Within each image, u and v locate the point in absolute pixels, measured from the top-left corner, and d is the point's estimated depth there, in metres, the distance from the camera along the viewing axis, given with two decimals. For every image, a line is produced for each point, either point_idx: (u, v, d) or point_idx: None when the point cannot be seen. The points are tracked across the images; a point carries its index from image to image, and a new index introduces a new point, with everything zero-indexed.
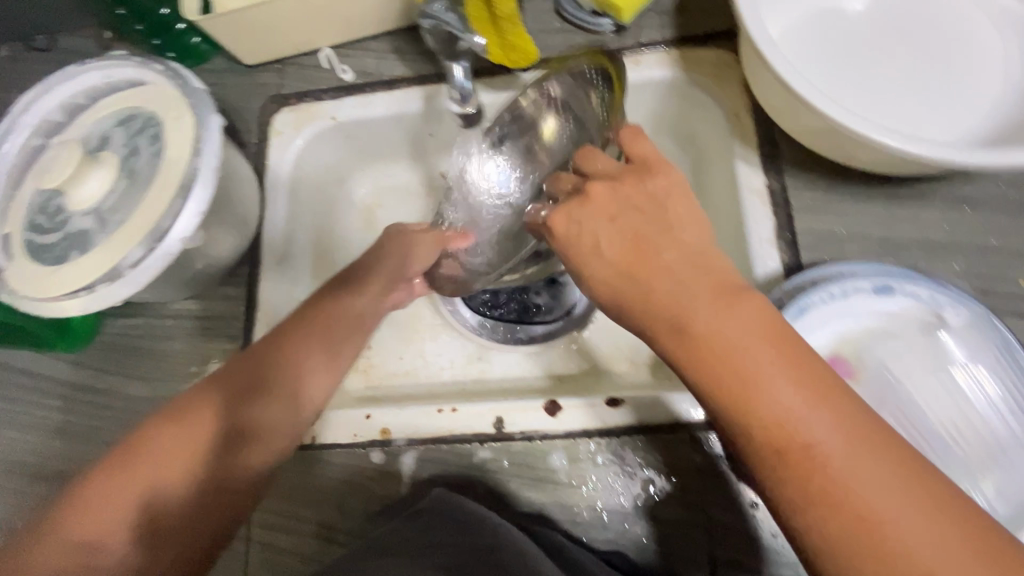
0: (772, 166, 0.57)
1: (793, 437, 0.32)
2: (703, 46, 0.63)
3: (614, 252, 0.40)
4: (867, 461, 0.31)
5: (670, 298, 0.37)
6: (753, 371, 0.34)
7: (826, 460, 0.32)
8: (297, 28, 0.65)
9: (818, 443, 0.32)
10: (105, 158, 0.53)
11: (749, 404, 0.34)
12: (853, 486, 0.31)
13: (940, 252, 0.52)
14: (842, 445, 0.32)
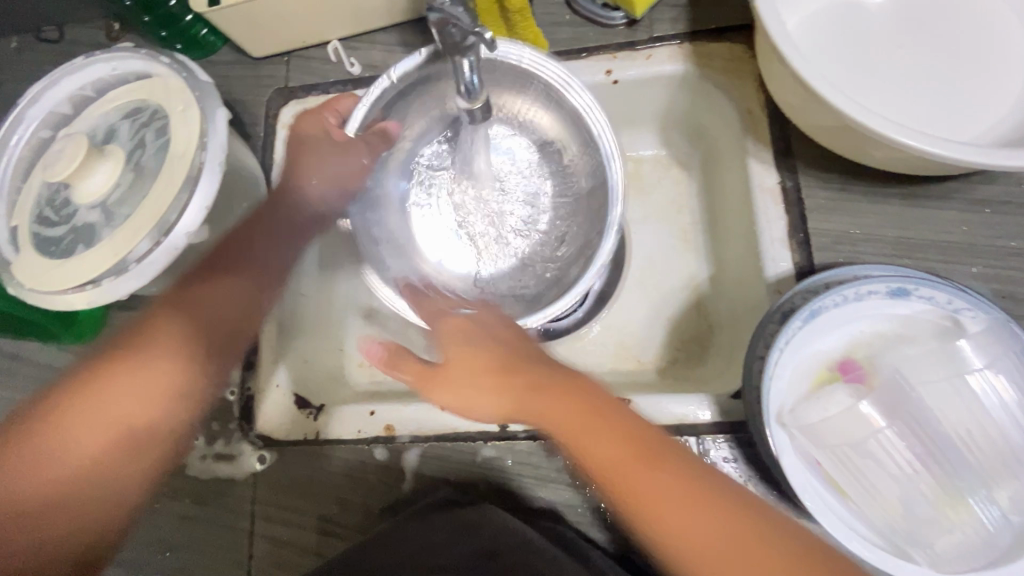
0: (785, 164, 0.56)
1: (633, 485, 0.41)
2: (717, 40, 0.61)
3: (466, 368, 0.48)
4: (679, 516, 0.39)
5: (534, 402, 0.46)
6: (597, 461, 0.43)
7: (652, 518, 0.40)
8: (304, 20, 0.65)
9: (646, 504, 0.41)
10: (112, 152, 0.53)
11: (630, 508, 0.41)
12: (687, 533, 0.39)
13: (958, 255, 0.51)
14: (705, 525, 0.39)
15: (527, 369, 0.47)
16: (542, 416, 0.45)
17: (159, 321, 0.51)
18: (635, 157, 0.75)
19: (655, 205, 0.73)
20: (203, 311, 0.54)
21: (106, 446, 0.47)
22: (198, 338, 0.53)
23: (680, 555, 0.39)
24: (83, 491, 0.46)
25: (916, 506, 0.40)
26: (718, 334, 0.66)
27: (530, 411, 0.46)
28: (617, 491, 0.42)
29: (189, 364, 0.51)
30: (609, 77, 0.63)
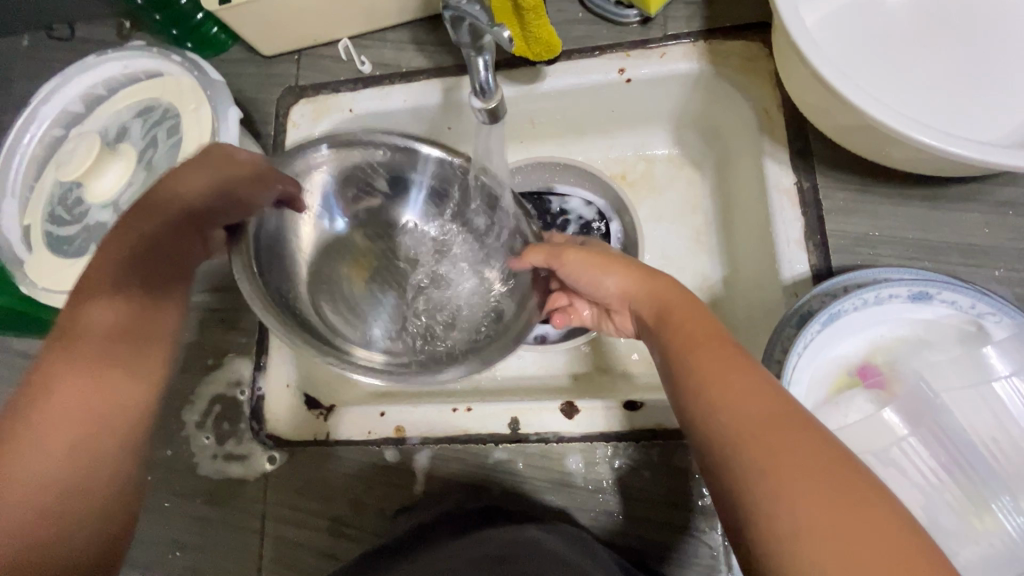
0: (802, 165, 0.55)
1: (748, 426, 0.33)
2: (733, 38, 0.60)
3: (644, 290, 0.46)
4: (819, 490, 0.30)
5: (696, 332, 0.40)
6: (720, 391, 0.36)
7: (778, 470, 0.31)
8: (315, 18, 0.64)
9: (751, 444, 0.33)
10: (123, 151, 0.53)
11: (708, 411, 0.35)
12: (793, 499, 0.30)
13: (981, 258, 0.50)
14: (820, 493, 0.30)
15: (682, 302, 0.43)
16: (679, 317, 0.42)
17: (100, 293, 0.44)
18: (647, 157, 0.74)
19: (668, 205, 0.73)
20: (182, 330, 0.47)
21: (83, 425, 0.38)
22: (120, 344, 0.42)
23: (760, 489, 0.31)
24: (67, 471, 0.37)
25: (940, 517, 0.38)
26: (732, 336, 0.65)
27: (672, 343, 0.41)
28: (700, 398, 0.36)
29: (156, 358, 0.44)
30: (623, 75, 0.63)
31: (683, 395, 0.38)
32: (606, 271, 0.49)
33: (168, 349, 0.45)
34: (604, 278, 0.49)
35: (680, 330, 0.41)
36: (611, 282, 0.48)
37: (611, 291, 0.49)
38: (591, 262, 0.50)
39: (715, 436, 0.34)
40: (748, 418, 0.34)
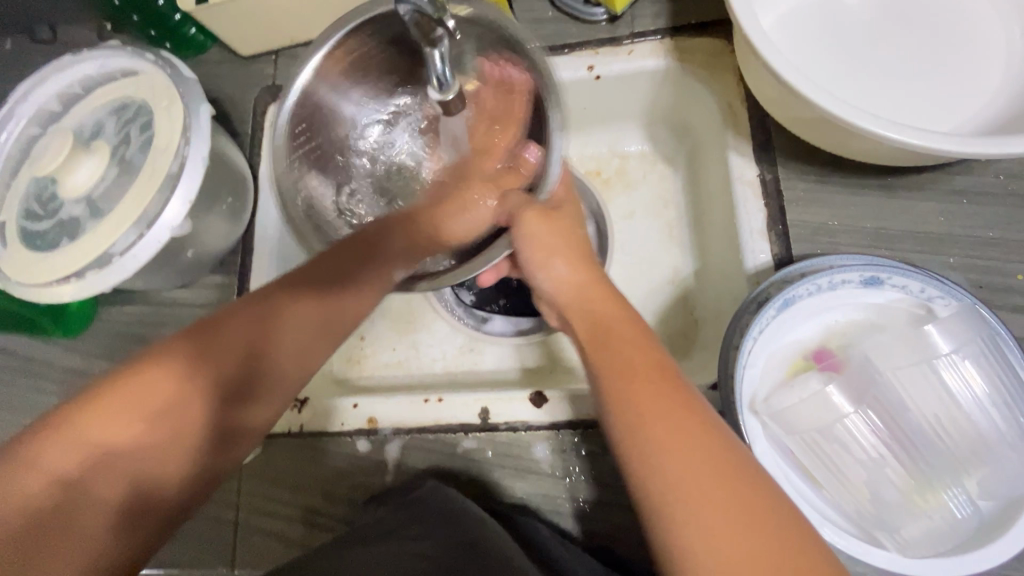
0: (764, 157, 0.56)
1: (655, 433, 0.32)
2: (698, 35, 0.62)
3: (578, 294, 0.44)
4: (715, 503, 0.29)
5: (624, 346, 0.38)
6: (637, 399, 0.34)
7: (676, 482, 0.30)
8: (290, 19, 0.65)
9: (658, 447, 0.31)
10: (97, 147, 0.54)
11: (623, 418, 0.34)
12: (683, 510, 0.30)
13: (936, 245, 0.51)
14: (719, 514, 0.29)
15: (610, 308, 0.42)
16: (605, 331, 0.40)
17: (252, 309, 0.41)
18: (621, 153, 0.75)
19: (641, 201, 0.74)
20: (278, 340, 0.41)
21: (148, 437, 0.35)
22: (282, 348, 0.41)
23: (658, 494, 0.31)
24: (121, 464, 0.34)
25: (885, 493, 0.39)
26: (703, 328, 0.66)
27: (612, 341, 0.39)
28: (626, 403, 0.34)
29: (204, 400, 0.38)
30: (592, 72, 0.64)
31: (618, 389, 0.35)
32: (551, 258, 0.47)
33: (313, 360, 0.43)
34: (551, 265, 0.47)
35: (610, 325, 0.40)
36: (560, 268, 0.46)
37: (553, 279, 0.46)
38: (547, 238, 0.47)
39: (633, 440, 0.33)
40: (660, 418, 0.32)
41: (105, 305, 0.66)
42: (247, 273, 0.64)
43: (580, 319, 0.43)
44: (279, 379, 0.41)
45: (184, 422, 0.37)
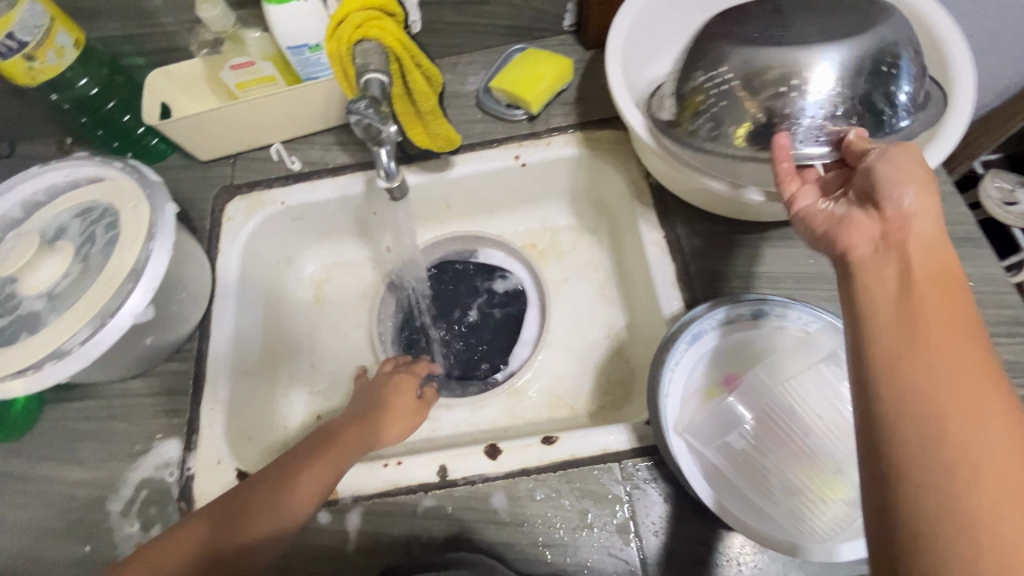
0: (666, 222, 0.67)
1: (943, 381, 0.33)
2: (603, 128, 0.75)
3: (921, 223, 0.40)
4: (968, 436, 0.31)
5: (966, 369, 0.34)
6: (936, 342, 0.35)
7: (959, 428, 0.32)
8: (248, 128, 0.74)
9: (943, 392, 0.33)
10: (61, 246, 0.57)
11: (952, 447, 0.31)
12: (977, 451, 0.31)
13: (810, 283, 0.62)
14: (994, 453, 0.31)
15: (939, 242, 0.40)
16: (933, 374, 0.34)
17: (289, 463, 0.54)
18: (552, 227, 0.86)
19: (574, 267, 0.84)
20: (290, 487, 0.52)
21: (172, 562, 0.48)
22: (256, 509, 0.51)
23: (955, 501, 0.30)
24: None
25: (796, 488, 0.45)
26: (638, 375, 0.73)
27: (927, 336, 0.35)
28: (914, 364, 0.34)
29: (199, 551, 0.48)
30: (517, 160, 0.75)
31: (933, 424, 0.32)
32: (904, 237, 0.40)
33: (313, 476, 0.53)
34: (922, 258, 0.39)
35: (929, 319, 0.36)
36: (911, 198, 0.41)
37: (904, 208, 0.41)
38: (930, 217, 0.40)
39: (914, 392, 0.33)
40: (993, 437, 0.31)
41: (53, 403, 0.65)
42: (204, 358, 0.66)
43: (884, 255, 0.40)
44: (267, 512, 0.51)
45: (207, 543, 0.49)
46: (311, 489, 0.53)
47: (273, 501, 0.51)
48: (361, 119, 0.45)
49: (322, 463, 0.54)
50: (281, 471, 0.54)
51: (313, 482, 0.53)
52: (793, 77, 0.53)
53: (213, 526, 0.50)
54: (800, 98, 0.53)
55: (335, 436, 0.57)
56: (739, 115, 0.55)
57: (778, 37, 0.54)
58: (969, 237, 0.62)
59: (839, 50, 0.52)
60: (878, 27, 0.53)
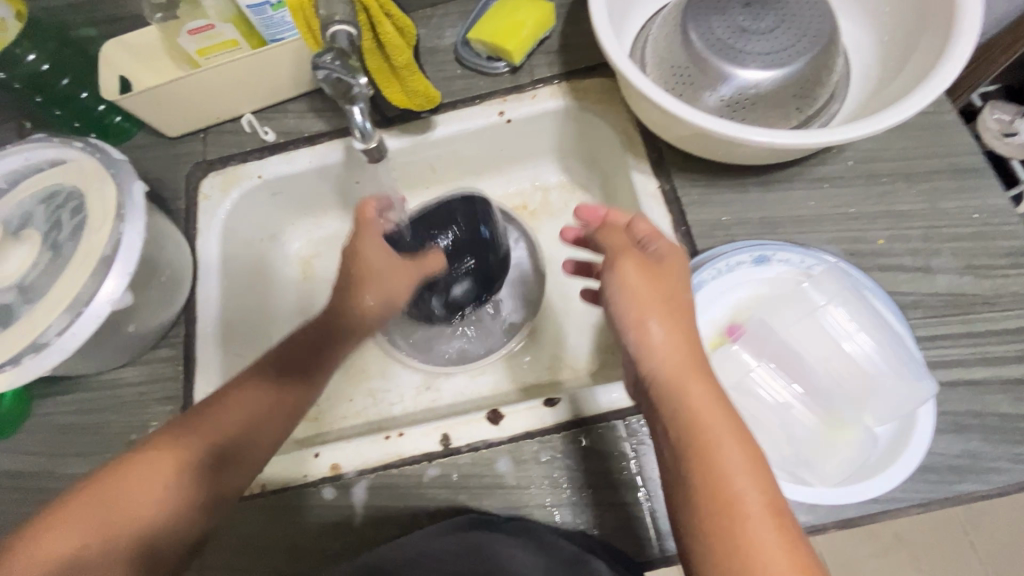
0: (660, 172, 0.64)
1: (716, 463, 0.38)
2: (589, 76, 0.71)
3: (666, 353, 0.43)
4: (746, 523, 0.36)
5: (714, 428, 0.39)
6: (701, 417, 0.40)
7: (748, 525, 0.36)
8: (215, 98, 0.70)
9: (717, 475, 0.37)
10: (27, 235, 0.54)
11: (723, 521, 0.36)
12: (761, 547, 0.35)
13: (811, 225, 0.59)
14: (763, 521, 0.36)
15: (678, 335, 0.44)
16: (703, 444, 0.39)
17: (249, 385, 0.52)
18: (542, 187, 0.83)
19: (567, 226, 0.81)
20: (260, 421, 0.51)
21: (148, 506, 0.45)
22: (237, 461, 0.50)
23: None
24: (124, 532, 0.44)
25: (800, 432, 0.45)
26: None
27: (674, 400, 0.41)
28: (695, 456, 0.39)
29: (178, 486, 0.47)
30: (502, 117, 0.71)
31: (718, 510, 0.37)
32: (643, 318, 0.44)
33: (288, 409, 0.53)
34: (667, 340, 0.43)
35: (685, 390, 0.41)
36: (656, 331, 0.44)
37: (616, 279, 0.46)
38: (652, 295, 0.45)
39: (707, 488, 0.37)
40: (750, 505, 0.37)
41: (41, 398, 0.63)
42: (192, 343, 0.64)
43: (646, 338, 0.44)
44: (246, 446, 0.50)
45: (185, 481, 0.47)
46: (271, 437, 0.52)
47: (248, 453, 0.50)
48: (332, 75, 0.42)
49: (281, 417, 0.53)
50: (238, 415, 0.50)
51: (273, 432, 0.52)
52: (734, 60, 0.58)
53: (191, 463, 0.47)
54: (731, 80, 0.59)
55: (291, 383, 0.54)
56: (695, 81, 0.61)
57: (744, 28, 0.58)
58: (975, 167, 0.60)
59: (787, 56, 0.58)
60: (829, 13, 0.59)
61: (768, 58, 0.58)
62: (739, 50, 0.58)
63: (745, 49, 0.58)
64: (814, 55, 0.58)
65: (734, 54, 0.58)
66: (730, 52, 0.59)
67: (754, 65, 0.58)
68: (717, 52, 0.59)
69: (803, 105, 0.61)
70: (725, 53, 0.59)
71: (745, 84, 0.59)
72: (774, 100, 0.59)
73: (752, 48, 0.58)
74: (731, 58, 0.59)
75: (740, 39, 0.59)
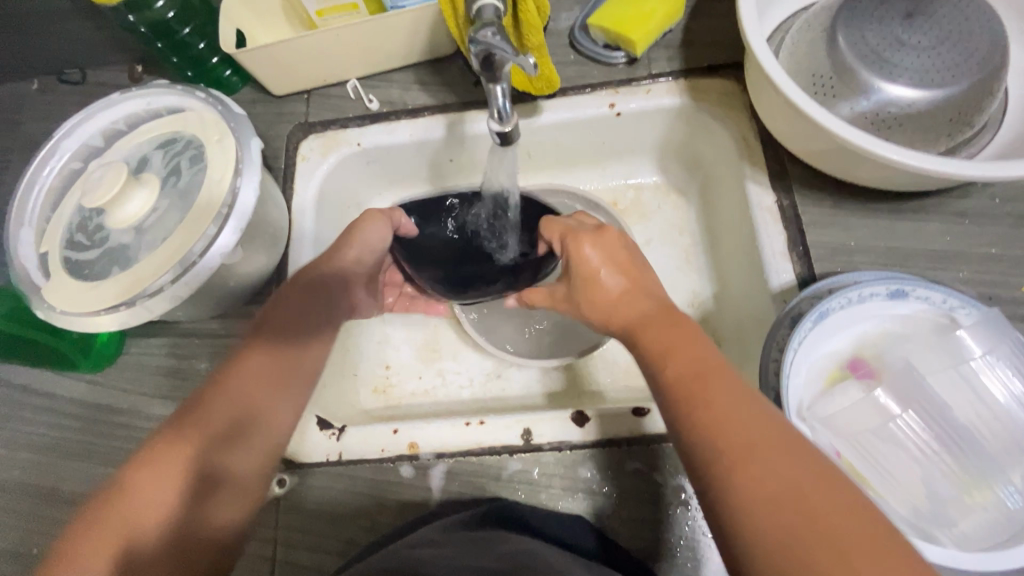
0: (781, 186, 0.60)
1: (737, 443, 0.36)
2: (710, 76, 0.67)
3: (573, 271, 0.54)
4: (809, 549, 0.32)
5: (673, 342, 0.44)
6: (663, 351, 0.43)
7: (783, 506, 0.33)
8: (326, 61, 0.69)
9: (733, 467, 0.35)
10: (147, 179, 0.55)
11: (699, 432, 0.38)
12: (772, 463, 0.35)
13: (946, 262, 0.55)
14: (789, 479, 0.34)
15: (687, 346, 0.43)
16: (642, 335, 0.46)
17: (251, 356, 0.52)
18: (636, 185, 0.80)
19: (656, 228, 0.78)
20: (260, 400, 0.50)
21: (157, 515, 0.44)
22: (251, 438, 0.49)
23: (738, 503, 0.34)
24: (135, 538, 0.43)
25: (938, 487, 0.42)
26: (725, 348, 0.69)
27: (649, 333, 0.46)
28: (664, 350, 0.43)
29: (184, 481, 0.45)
30: (612, 110, 0.68)
31: (690, 403, 0.39)
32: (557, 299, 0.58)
33: (296, 408, 0.53)
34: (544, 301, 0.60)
35: (635, 308, 0.49)
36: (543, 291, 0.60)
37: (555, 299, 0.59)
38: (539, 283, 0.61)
39: (749, 488, 0.34)
40: (732, 401, 0.38)
41: (135, 338, 0.65)
42: None
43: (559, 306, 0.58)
44: (264, 427, 0.50)
45: (184, 474, 0.45)
46: (283, 417, 0.51)
47: (249, 429, 0.49)
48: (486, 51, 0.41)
49: (269, 389, 0.51)
50: (275, 406, 0.51)
51: (290, 403, 0.52)
52: (884, 73, 0.54)
53: (190, 459, 0.46)
54: (877, 94, 0.55)
55: (244, 355, 0.52)
56: (836, 90, 0.57)
57: (902, 40, 0.54)
58: None
59: (945, 76, 0.53)
60: (996, 32, 0.54)
61: (924, 76, 0.53)
62: (892, 64, 0.54)
63: (899, 63, 0.54)
64: (975, 78, 0.53)
65: (885, 69, 0.54)
66: (882, 66, 0.54)
67: (908, 82, 0.53)
68: (867, 64, 0.54)
69: (956, 131, 0.56)
70: (875, 66, 0.54)
71: (891, 101, 0.54)
72: (925, 122, 0.55)
73: (907, 65, 0.53)
74: (881, 71, 0.54)
75: (898, 53, 0.54)
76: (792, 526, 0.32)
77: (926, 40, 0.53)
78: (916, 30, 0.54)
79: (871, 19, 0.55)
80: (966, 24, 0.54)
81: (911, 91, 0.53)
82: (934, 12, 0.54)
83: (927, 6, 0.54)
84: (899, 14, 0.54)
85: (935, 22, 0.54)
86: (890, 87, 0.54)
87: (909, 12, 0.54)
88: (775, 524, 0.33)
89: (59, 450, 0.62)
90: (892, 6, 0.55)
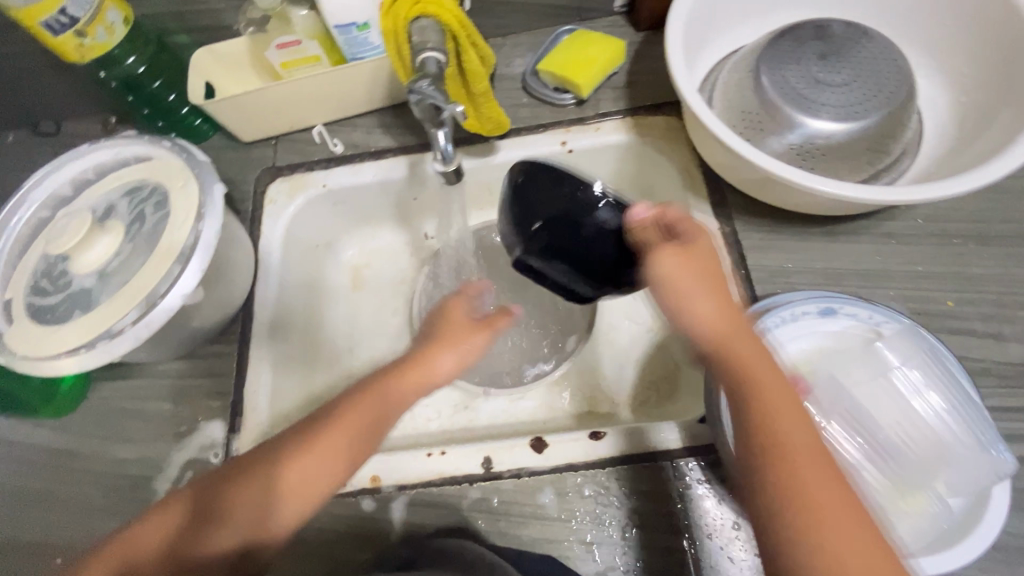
0: (722, 214, 0.64)
1: (776, 423, 0.40)
2: (654, 114, 0.72)
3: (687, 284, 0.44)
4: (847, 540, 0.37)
5: (704, 310, 0.44)
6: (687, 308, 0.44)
7: (818, 500, 0.38)
8: (291, 109, 0.73)
9: (803, 466, 0.39)
10: (112, 225, 0.57)
11: (752, 398, 0.41)
12: (814, 461, 0.39)
13: (877, 280, 0.58)
14: (830, 476, 0.39)
15: (732, 314, 0.44)
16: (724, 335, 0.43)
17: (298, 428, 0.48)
18: None
19: None
20: (276, 468, 0.46)
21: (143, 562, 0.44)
22: (247, 493, 0.46)
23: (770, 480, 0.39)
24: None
25: (869, 496, 0.44)
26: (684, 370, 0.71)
27: (709, 305, 0.44)
28: (677, 313, 0.44)
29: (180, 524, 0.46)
30: (565, 147, 0.72)
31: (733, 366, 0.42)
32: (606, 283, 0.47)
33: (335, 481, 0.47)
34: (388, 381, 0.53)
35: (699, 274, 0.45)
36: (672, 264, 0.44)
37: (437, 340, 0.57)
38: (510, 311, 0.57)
39: (771, 480, 0.39)
40: (773, 382, 0.42)
41: (100, 381, 0.66)
42: (247, 341, 0.66)
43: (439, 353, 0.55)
44: (279, 497, 0.46)
45: (175, 518, 0.46)
46: (321, 481, 0.47)
47: (260, 497, 0.46)
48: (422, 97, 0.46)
49: (323, 456, 0.47)
50: (309, 476, 0.46)
51: (316, 470, 0.46)
52: (805, 108, 0.58)
53: (188, 511, 0.47)
54: (800, 128, 0.59)
55: (313, 432, 0.47)
56: (764, 125, 0.61)
57: (818, 79, 0.59)
58: None
59: (859, 110, 0.57)
60: (902, 68, 0.59)
61: (841, 110, 0.58)
62: (811, 100, 0.58)
63: (817, 100, 0.58)
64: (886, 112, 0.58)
65: (806, 104, 0.58)
66: (803, 102, 0.58)
67: (826, 115, 0.58)
68: (790, 101, 0.59)
69: (876, 159, 0.60)
70: (798, 101, 0.59)
71: (815, 134, 0.59)
72: (846, 152, 0.59)
73: (825, 100, 0.58)
74: (803, 106, 0.58)
75: (816, 91, 0.58)
76: (826, 517, 0.38)
77: (840, 78, 0.58)
78: (829, 70, 0.59)
79: (790, 61, 0.60)
80: (874, 64, 0.59)
81: (830, 124, 0.58)
82: (845, 53, 0.59)
83: (838, 48, 0.60)
84: (813, 56, 0.59)
85: (846, 63, 0.59)
86: (812, 121, 0.58)
87: (822, 54, 0.59)
88: (792, 509, 0.38)
89: (18, 498, 0.62)
90: (806, 49, 0.60)
